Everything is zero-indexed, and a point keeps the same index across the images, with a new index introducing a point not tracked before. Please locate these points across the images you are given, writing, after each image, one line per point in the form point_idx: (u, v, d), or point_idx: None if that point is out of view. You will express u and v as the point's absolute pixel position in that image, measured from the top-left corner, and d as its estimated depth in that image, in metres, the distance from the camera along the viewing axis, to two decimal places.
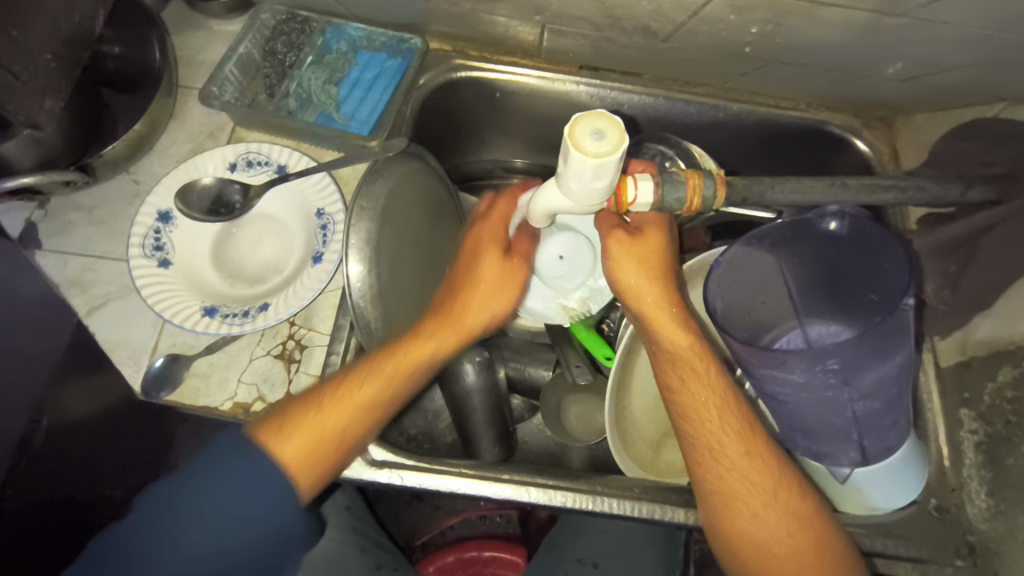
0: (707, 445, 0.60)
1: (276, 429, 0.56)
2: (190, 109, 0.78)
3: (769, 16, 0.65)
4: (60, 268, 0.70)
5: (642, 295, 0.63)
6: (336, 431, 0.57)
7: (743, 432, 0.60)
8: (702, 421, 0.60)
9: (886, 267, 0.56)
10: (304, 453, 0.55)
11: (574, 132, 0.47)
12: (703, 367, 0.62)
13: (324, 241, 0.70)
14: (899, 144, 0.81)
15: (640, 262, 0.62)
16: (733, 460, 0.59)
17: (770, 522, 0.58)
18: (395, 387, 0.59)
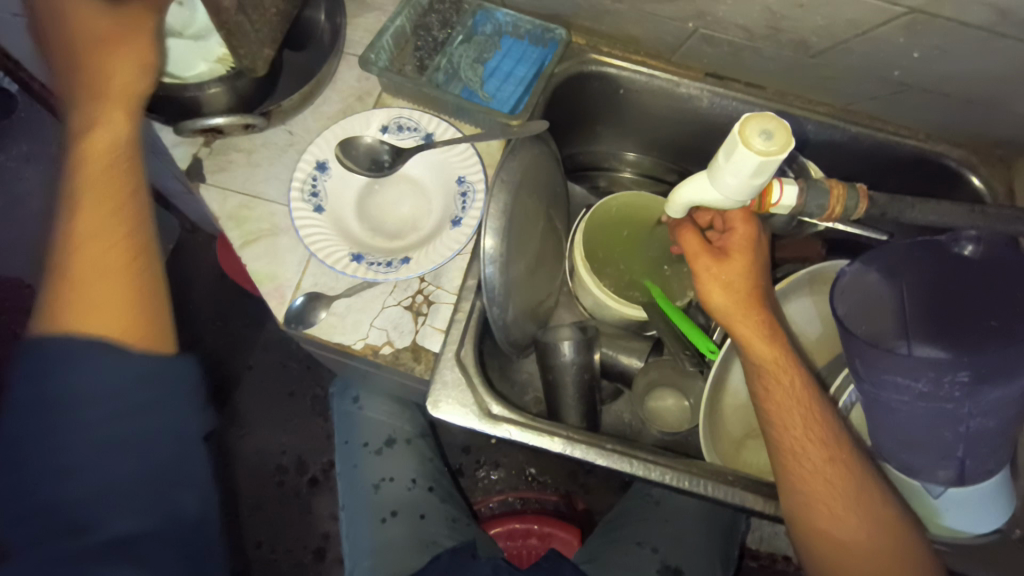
0: (790, 451, 0.63)
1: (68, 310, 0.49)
2: (345, 72, 0.84)
3: (935, 42, 0.67)
4: (220, 203, 0.78)
5: (729, 310, 0.64)
6: (109, 300, 0.50)
7: (827, 441, 0.62)
8: (786, 427, 0.63)
9: (1019, 296, 0.60)
10: (101, 315, 0.50)
11: (747, 129, 0.51)
12: (788, 379, 0.64)
13: (462, 207, 0.75)
14: (1015, 183, 0.82)
15: (732, 288, 0.64)
16: (817, 465, 0.62)
17: (846, 524, 0.61)
18: (81, 246, 0.50)
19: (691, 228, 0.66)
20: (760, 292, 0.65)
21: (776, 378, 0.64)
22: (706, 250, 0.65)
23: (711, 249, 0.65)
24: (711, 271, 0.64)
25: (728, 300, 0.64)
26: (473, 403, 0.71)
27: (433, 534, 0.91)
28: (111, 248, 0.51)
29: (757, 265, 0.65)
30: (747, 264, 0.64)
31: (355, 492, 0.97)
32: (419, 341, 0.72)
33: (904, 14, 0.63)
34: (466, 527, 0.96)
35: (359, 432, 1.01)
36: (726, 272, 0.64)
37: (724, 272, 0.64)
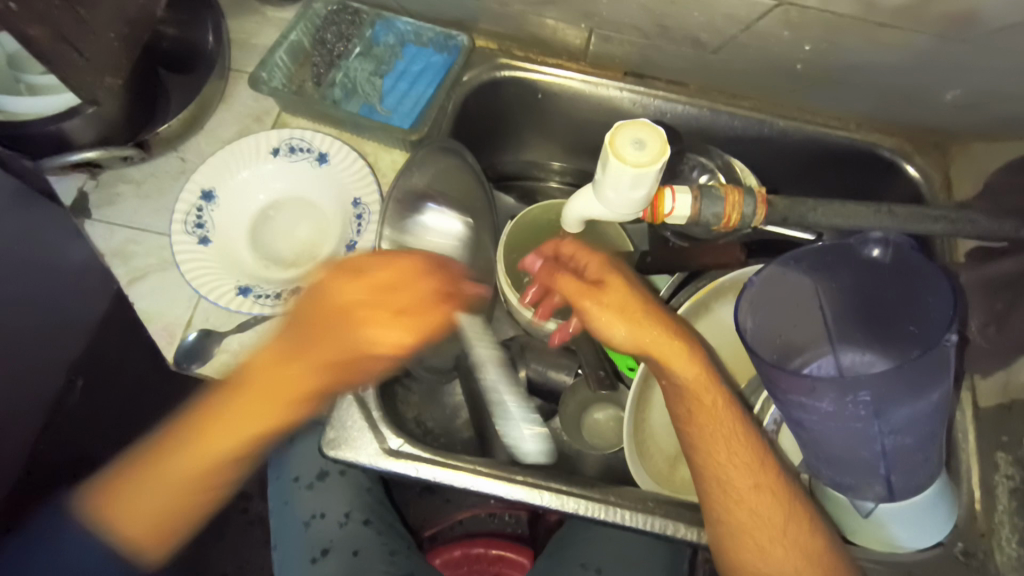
0: (716, 478, 0.58)
1: (122, 501, 0.60)
2: (240, 91, 0.80)
3: (821, 34, 0.64)
4: (107, 238, 0.73)
5: (633, 338, 0.59)
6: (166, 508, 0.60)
7: (755, 465, 0.59)
8: (712, 456, 0.59)
9: (930, 300, 0.53)
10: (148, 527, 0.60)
11: (615, 141, 0.47)
12: (711, 400, 0.59)
13: (358, 230, 0.71)
14: (953, 171, 0.77)
15: (624, 316, 0.59)
16: (745, 492, 0.58)
17: (784, 556, 0.57)
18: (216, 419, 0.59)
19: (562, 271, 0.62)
20: (663, 314, 0.61)
21: (699, 399, 0.59)
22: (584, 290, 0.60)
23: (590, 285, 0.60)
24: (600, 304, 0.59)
25: (632, 332, 0.58)
26: (373, 440, 0.67)
27: (369, 570, 0.85)
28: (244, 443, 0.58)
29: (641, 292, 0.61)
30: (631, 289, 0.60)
31: (286, 529, 0.90)
32: None
33: (775, 6, 0.61)
34: (407, 560, 0.90)
35: (290, 466, 0.95)
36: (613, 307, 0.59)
37: (611, 305, 0.59)
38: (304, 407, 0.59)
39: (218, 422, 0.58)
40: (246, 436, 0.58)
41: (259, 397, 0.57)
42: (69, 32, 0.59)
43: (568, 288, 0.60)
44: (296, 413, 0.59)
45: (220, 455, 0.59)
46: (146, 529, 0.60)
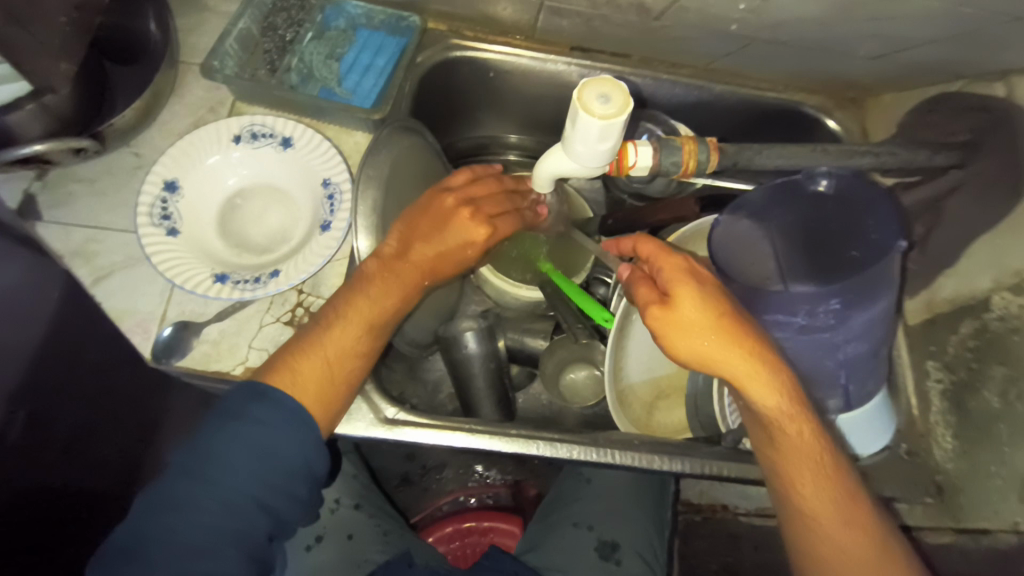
0: (795, 493, 0.59)
1: (284, 375, 0.58)
2: (190, 83, 0.78)
3: None
4: (64, 239, 0.71)
5: (725, 365, 0.57)
6: (328, 385, 0.59)
7: (833, 481, 0.59)
8: (793, 472, 0.59)
9: (869, 223, 0.62)
10: (314, 390, 0.58)
11: (584, 94, 0.50)
12: (796, 427, 0.58)
13: (331, 210, 0.72)
14: (868, 122, 0.86)
15: (724, 320, 0.56)
16: (832, 514, 0.58)
17: (854, 535, 0.57)
18: (327, 349, 0.60)
19: (641, 285, 0.60)
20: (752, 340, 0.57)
21: (789, 429, 0.58)
22: (654, 296, 0.59)
23: (661, 297, 0.58)
24: (693, 310, 0.56)
25: (722, 357, 0.56)
26: (369, 412, 0.69)
27: (366, 551, 0.87)
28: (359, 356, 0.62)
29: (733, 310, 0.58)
30: (717, 291, 0.58)
31: None
32: None
33: None
34: (401, 537, 0.91)
35: None
36: (427, 244, 0.64)
37: (688, 320, 0.56)
38: (380, 335, 0.63)
39: (329, 350, 0.60)
40: (344, 364, 0.61)
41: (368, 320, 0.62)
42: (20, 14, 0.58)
43: (455, 237, 0.64)
44: (371, 343, 0.63)
45: (333, 381, 0.60)
46: (311, 396, 0.58)
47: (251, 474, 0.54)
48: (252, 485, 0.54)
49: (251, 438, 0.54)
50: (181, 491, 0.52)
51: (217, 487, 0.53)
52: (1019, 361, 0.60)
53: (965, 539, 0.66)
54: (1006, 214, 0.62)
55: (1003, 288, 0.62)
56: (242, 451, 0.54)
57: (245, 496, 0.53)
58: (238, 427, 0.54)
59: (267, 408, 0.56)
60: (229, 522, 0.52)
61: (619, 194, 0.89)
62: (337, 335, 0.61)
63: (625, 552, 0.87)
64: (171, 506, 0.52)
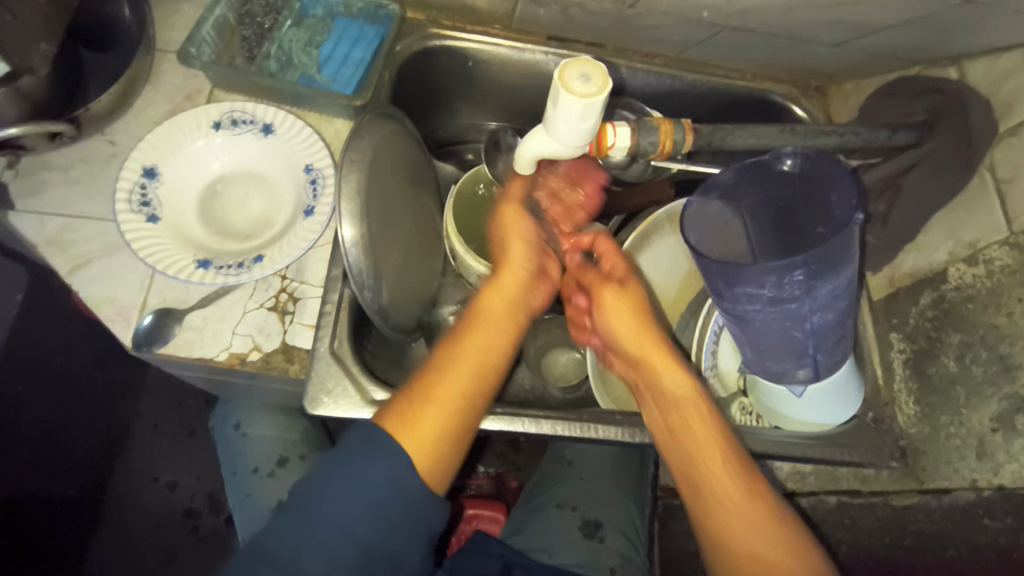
0: (700, 473, 0.58)
1: (405, 426, 0.55)
2: (166, 70, 0.78)
3: None
4: (37, 229, 0.69)
5: (638, 339, 0.64)
6: (443, 434, 0.56)
7: (742, 471, 0.57)
8: (691, 444, 0.59)
9: (833, 198, 0.62)
10: (430, 443, 0.55)
11: (564, 74, 0.52)
12: (697, 407, 0.61)
13: (314, 195, 0.72)
14: (832, 108, 0.91)
15: (632, 306, 0.65)
16: (734, 498, 0.56)
17: (747, 517, 0.54)
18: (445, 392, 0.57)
19: (593, 274, 0.69)
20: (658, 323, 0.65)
21: (691, 408, 0.61)
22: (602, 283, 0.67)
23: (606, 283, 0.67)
24: (613, 295, 0.66)
25: (634, 329, 0.64)
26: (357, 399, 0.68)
27: None
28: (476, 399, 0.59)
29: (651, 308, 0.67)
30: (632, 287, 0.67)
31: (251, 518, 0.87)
32: (289, 341, 0.68)
33: None
34: None
35: (245, 458, 0.91)
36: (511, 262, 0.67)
37: (616, 298, 0.66)
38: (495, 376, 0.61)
39: (456, 389, 0.58)
40: (466, 412, 0.57)
41: (486, 353, 0.61)
42: None
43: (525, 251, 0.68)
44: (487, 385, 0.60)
45: (458, 419, 0.57)
46: (427, 450, 0.55)
47: (360, 513, 0.52)
48: (359, 526, 0.52)
49: (359, 479, 0.53)
50: (296, 520, 0.52)
51: (330, 522, 0.52)
52: (974, 327, 0.65)
53: (928, 497, 0.69)
54: (961, 187, 0.67)
55: (958, 260, 0.67)
56: (351, 488, 0.52)
57: (351, 535, 0.52)
58: (351, 463, 0.53)
59: (379, 455, 0.53)
60: (341, 562, 0.51)
61: (603, 183, 0.82)
62: (467, 368, 0.59)
63: (609, 530, 0.89)
64: (290, 537, 0.51)
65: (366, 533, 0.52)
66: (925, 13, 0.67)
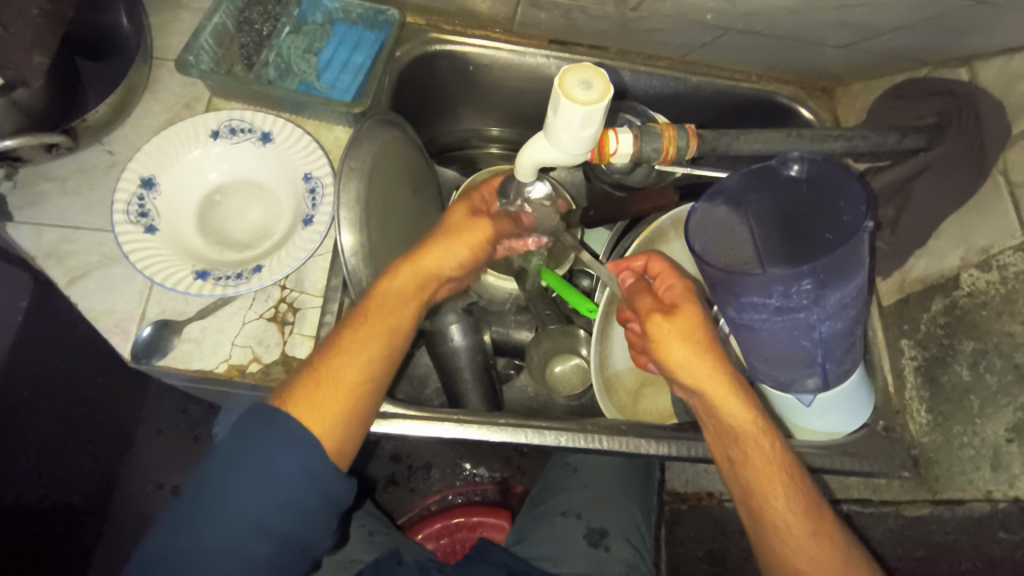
0: (773, 527, 0.57)
1: (301, 405, 0.56)
2: (164, 78, 0.77)
3: None
4: (36, 240, 0.69)
5: (700, 377, 0.57)
6: (337, 419, 0.56)
7: (810, 514, 0.58)
8: (765, 495, 0.58)
9: (841, 205, 0.61)
10: (323, 423, 0.56)
11: (564, 82, 0.51)
12: (767, 450, 0.58)
13: (313, 204, 0.71)
14: (839, 110, 0.89)
15: (689, 342, 0.57)
16: (805, 547, 0.56)
17: (814, 554, 0.56)
18: (340, 370, 0.58)
19: (645, 296, 0.62)
20: (722, 352, 0.58)
21: (761, 454, 0.58)
22: (654, 308, 0.60)
23: (660, 307, 0.59)
24: (665, 328, 0.57)
25: (704, 367, 0.57)
26: None
27: (353, 553, 0.86)
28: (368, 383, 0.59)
29: (709, 325, 0.59)
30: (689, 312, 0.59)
31: None
32: (289, 352, 0.67)
33: None
34: (387, 537, 0.89)
35: None
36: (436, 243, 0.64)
37: (675, 327, 0.57)
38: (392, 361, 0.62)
39: (344, 370, 0.58)
40: (359, 398, 0.58)
41: (381, 336, 0.60)
42: None
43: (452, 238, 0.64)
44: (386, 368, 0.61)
45: (348, 401, 0.57)
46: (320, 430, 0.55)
47: (252, 500, 0.51)
48: (260, 513, 0.52)
49: (254, 466, 0.52)
50: (191, 515, 0.51)
51: (215, 514, 0.51)
52: (988, 334, 0.63)
53: (941, 508, 0.68)
54: (973, 191, 0.66)
55: (971, 265, 0.65)
56: (246, 474, 0.52)
57: (250, 524, 0.51)
58: (245, 450, 0.53)
59: (286, 438, 0.53)
60: (239, 556, 0.50)
61: (602, 184, 0.87)
62: (361, 348, 0.59)
63: (614, 539, 0.87)
64: (180, 525, 0.51)
65: (254, 521, 0.51)
66: (933, 14, 0.66)
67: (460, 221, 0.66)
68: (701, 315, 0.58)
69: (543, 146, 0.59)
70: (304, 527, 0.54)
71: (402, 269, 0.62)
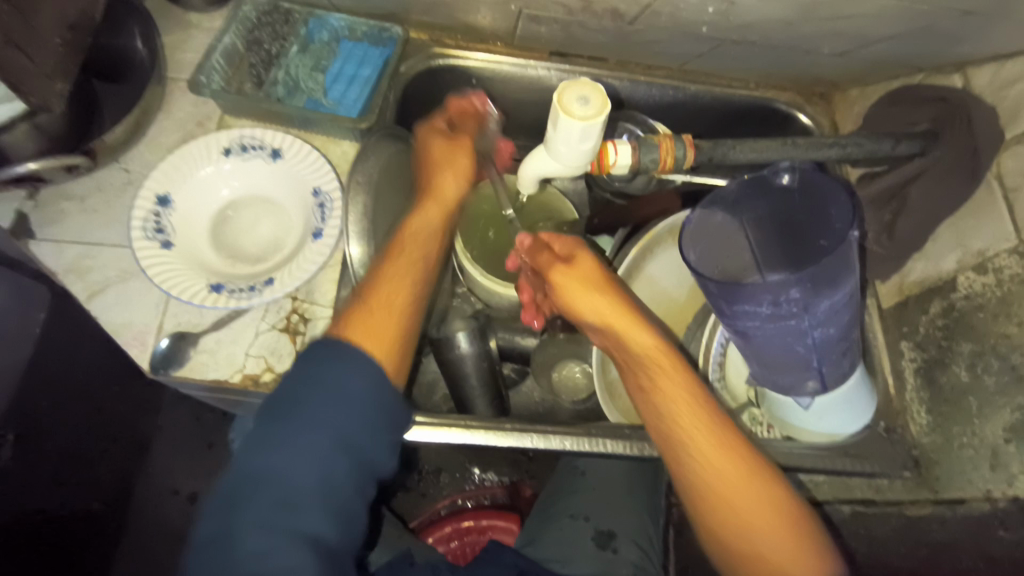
0: (678, 438, 0.59)
1: (358, 329, 0.59)
2: (177, 99, 0.80)
3: None
4: (57, 256, 0.71)
5: (596, 307, 0.62)
6: (392, 333, 0.60)
7: (712, 425, 0.59)
8: (665, 399, 0.60)
9: (831, 213, 0.62)
10: (380, 339, 0.59)
11: (562, 98, 0.53)
12: (667, 364, 0.61)
13: (322, 217, 0.74)
14: (837, 116, 0.90)
15: (585, 282, 0.62)
16: (709, 455, 0.58)
17: (718, 466, 0.57)
18: (381, 287, 0.62)
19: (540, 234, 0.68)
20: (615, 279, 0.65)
21: (658, 359, 0.61)
22: (555, 258, 0.64)
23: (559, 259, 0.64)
24: (565, 276, 0.63)
25: (594, 299, 0.62)
26: None
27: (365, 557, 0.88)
28: (404, 290, 0.63)
29: (603, 267, 0.66)
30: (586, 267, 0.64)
31: None
32: None
33: None
34: (398, 541, 0.91)
35: None
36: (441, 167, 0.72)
37: (571, 274, 0.63)
38: (426, 272, 0.66)
39: (389, 288, 0.62)
40: (408, 319, 0.62)
41: (415, 257, 0.65)
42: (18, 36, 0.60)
43: (440, 153, 0.72)
44: (425, 280, 0.66)
45: (403, 313, 0.61)
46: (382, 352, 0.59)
47: (330, 423, 0.54)
48: (340, 431, 0.54)
49: (328, 397, 0.54)
50: (271, 440, 0.53)
51: (301, 436, 0.53)
52: (985, 336, 0.64)
53: (942, 508, 0.69)
54: (967, 196, 0.67)
55: (967, 268, 0.66)
56: (320, 403, 0.54)
57: (330, 445, 0.53)
58: (320, 384, 0.55)
59: (341, 367, 0.56)
60: (316, 474, 0.52)
61: (602, 194, 0.88)
62: (398, 272, 0.64)
63: (622, 541, 0.89)
64: (271, 447, 0.52)
65: (333, 447, 0.53)
66: (924, 20, 0.67)
67: (442, 148, 0.73)
68: (592, 257, 0.64)
69: (543, 160, 0.62)
70: (379, 444, 0.56)
71: (425, 204, 0.70)
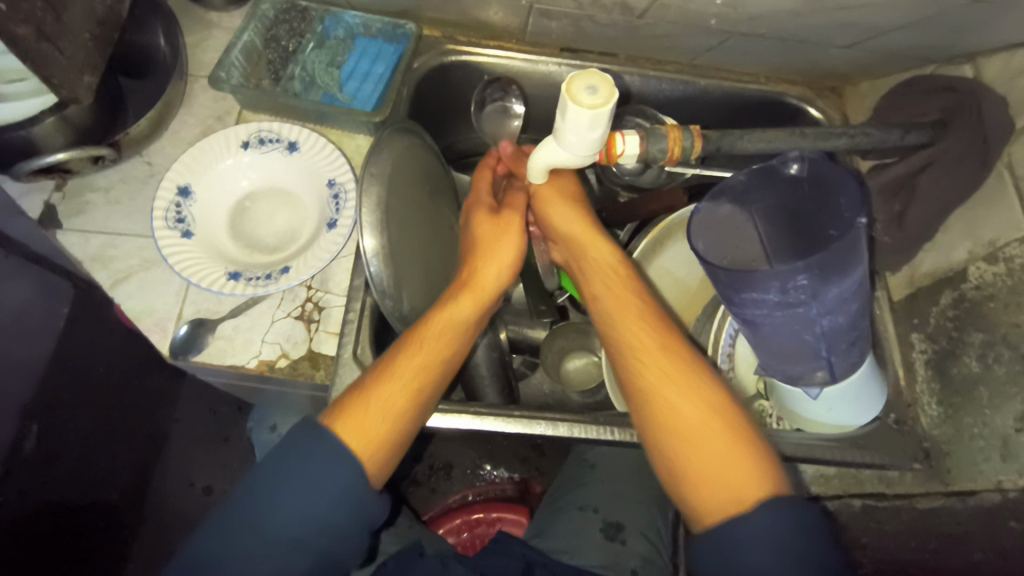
0: (624, 344, 0.63)
1: (350, 419, 0.57)
2: (198, 94, 0.82)
3: None
4: (82, 245, 0.74)
5: (573, 223, 0.70)
6: (384, 433, 0.58)
7: (666, 337, 0.63)
8: (618, 315, 0.65)
9: (840, 202, 0.63)
10: (368, 434, 0.57)
11: (571, 85, 0.54)
12: (621, 276, 0.68)
13: (336, 208, 0.75)
14: (848, 110, 0.90)
15: (563, 196, 0.71)
16: (651, 359, 0.61)
17: (662, 369, 0.61)
18: (389, 378, 0.60)
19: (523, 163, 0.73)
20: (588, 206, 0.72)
21: (611, 273, 0.68)
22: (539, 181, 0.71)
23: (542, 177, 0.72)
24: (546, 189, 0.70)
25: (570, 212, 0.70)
26: None
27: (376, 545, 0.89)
28: (405, 394, 0.60)
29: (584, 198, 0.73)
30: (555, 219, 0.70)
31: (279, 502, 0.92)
32: (315, 348, 0.71)
33: None
34: (408, 530, 0.92)
35: None
36: (485, 257, 0.69)
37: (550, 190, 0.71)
38: (441, 374, 0.64)
39: (391, 389, 0.59)
40: (405, 415, 0.60)
41: (432, 357, 0.63)
42: (49, 31, 0.63)
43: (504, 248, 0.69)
44: (435, 381, 0.63)
45: (406, 406, 0.60)
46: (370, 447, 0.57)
47: (301, 510, 0.52)
48: (310, 518, 0.52)
49: (303, 486, 0.53)
50: (240, 520, 0.52)
51: (271, 519, 0.52)
52: (996, 326, 0.64)
53: (953, 500, 0.68)
54: (978, 185, 0.67)
55: (978, 258, 0.66)
56: (298, 485, 0.53)
57: (296, 535, 0.52)
58: (299, 471, 0.53)
59: (331, 446, 0.55)
60: (276, 563, 0.51)
61: (612, 187, 0.90)
62: (406, 369, 0.61)
63: (630, 533, 0.89)
64: (224, 531, 0.52)
65: (300, 534, 0.52)
66: (933, 11, 0.68)
67: (490, 231, 0.69)
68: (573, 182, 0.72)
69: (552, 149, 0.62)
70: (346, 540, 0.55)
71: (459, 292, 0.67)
